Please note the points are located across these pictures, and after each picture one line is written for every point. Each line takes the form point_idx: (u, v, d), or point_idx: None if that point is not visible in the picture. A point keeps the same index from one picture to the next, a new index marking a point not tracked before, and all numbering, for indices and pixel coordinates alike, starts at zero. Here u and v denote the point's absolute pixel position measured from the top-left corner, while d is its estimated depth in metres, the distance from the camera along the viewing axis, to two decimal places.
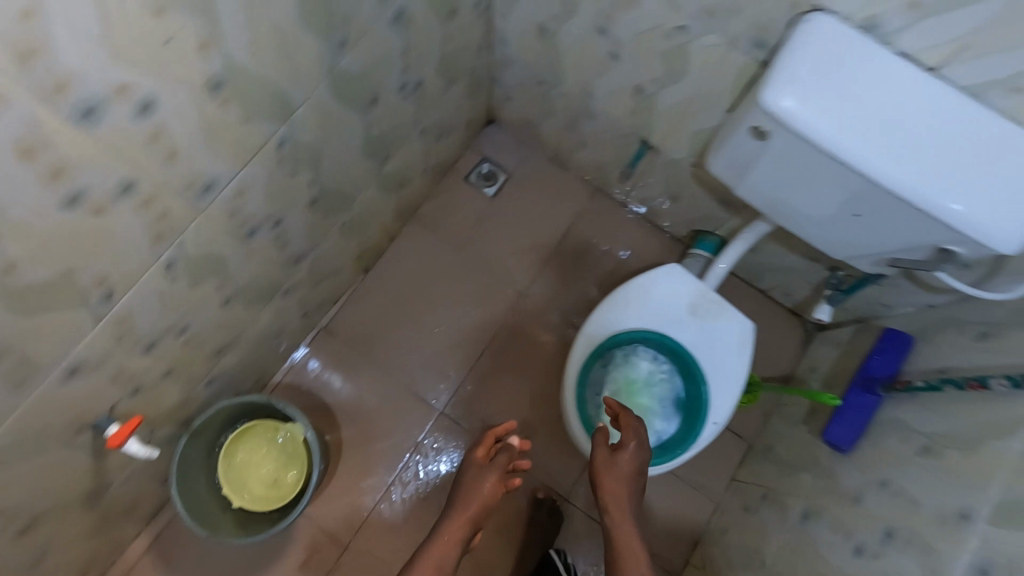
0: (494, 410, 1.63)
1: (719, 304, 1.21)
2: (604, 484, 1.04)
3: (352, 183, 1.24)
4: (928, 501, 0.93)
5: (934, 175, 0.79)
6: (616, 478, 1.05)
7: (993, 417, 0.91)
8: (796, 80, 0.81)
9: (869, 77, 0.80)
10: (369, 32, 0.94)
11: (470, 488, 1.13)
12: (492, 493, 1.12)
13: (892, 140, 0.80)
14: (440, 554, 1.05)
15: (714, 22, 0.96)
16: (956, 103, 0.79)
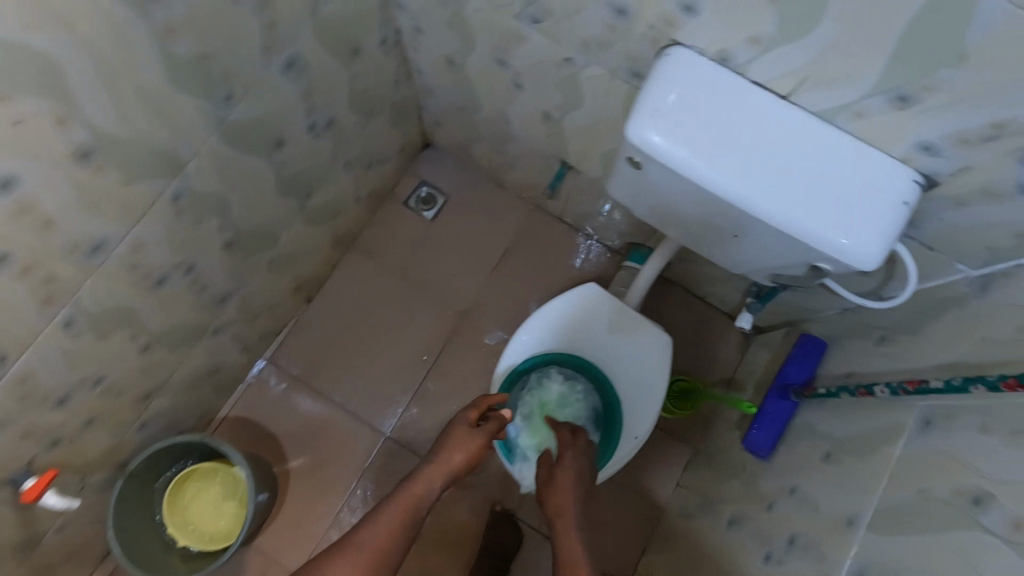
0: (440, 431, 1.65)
1: (636, 320, 1.24)
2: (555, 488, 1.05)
3: (271, 222, 1.26)
4: (825, 507, 0.96)
5: (794, 199, 0.82)
6: (565, 480, 1.06)
7: (882, 422, 0.94)
8: (659, 115, 0.84)
9: (727, 108, 0.84)
10: (258, 83, 0.96)
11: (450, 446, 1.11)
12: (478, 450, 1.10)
13: (753, 167, 0.83)
14: (416, 494, 1.05)
15: (594, 55, 0.99)
16: (810, 128, 0.82)
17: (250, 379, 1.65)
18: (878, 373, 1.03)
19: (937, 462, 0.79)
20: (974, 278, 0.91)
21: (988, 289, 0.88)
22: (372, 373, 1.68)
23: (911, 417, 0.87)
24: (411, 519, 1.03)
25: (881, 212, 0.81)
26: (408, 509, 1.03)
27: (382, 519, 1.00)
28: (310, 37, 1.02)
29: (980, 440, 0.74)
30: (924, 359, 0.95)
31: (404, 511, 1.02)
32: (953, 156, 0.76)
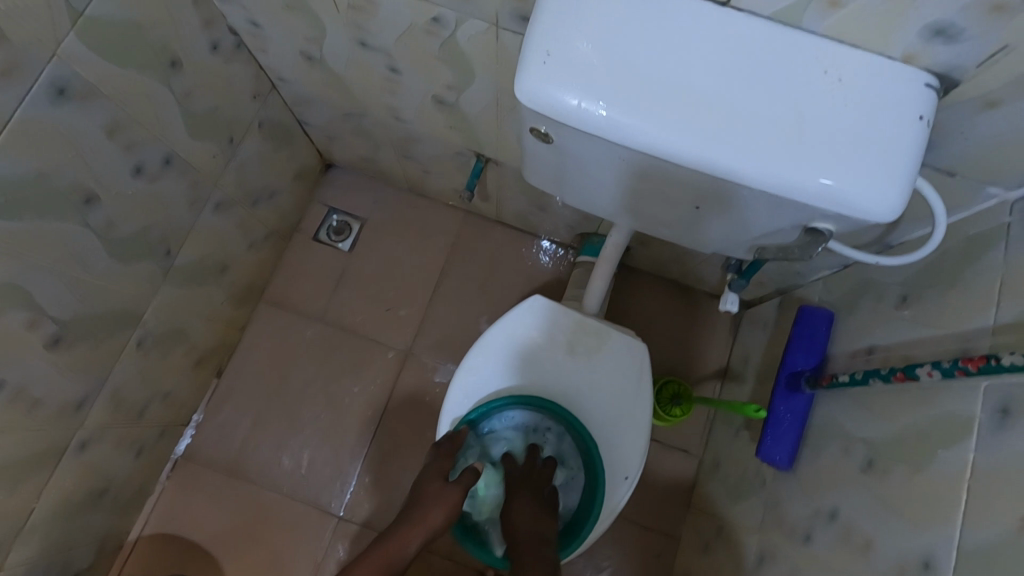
0: (402, 498, 1.37)
1: (599, 332, 0.99)
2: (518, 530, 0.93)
3: (118, 299, 0.99)
4: (883, 539, 0.72)
5: (768, 143, 0.58)
6: (526, 520, 0.94)
7: (932, 414, 0.70)
8: (554, 56, 0.60)
9: (646, 31, 0.59)
10: (13, 123, 0.70)
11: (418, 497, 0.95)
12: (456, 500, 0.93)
13: (698, 106, 0.58)
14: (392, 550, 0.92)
15: (464, 6, 0.74)
16: (765, 41, 0.59)
17: (163, 481, 1.37)
18: (909, 345, 0.80)
19: None
20: (1014, 204, 0.68)
21: None
22: (308, 445, 1.40)
23: (977, 405, 0.64)
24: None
25: (883, 138, 0.58)
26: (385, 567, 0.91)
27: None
28: (84, 49, 0.75)
29: None
30: (963, 319, 0.71)
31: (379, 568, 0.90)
32: (977, 37, 0.53)
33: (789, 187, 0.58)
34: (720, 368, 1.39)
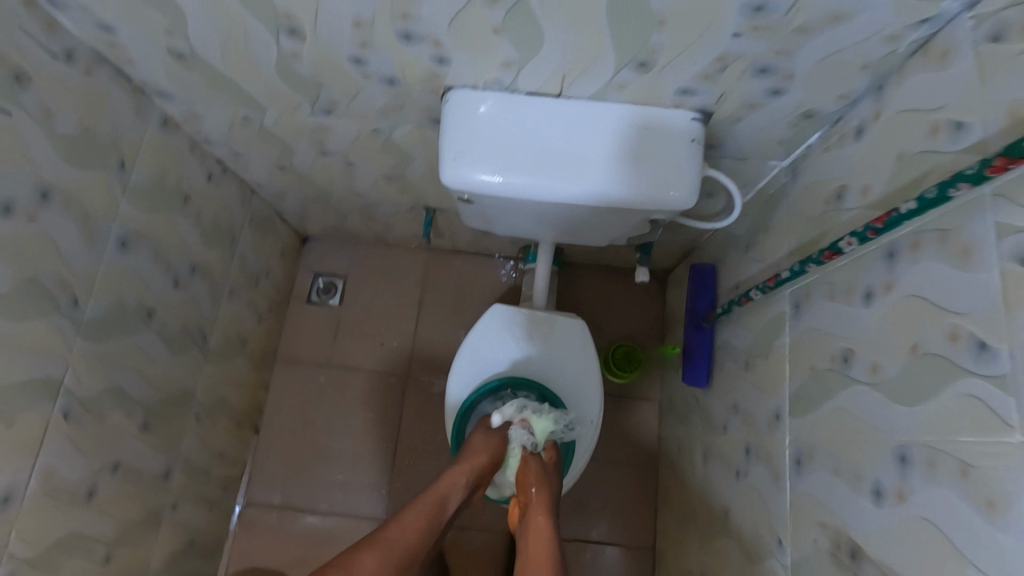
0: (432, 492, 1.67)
1: (549, 319, 1.31)
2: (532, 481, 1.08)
3: (178, 384, 1.27)
4: (758, 410, 1.05)
5: (612, 176, 0.92)
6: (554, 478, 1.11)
7: (769, 319, 1.04)
8: (473, 160, 0.92)
9: (525, 129, 0.92)
10: (99, 275, 0.98)
11: (462, 446, 1.13)
12: (497, 447, 1.11)
13: (567, 168, 0.92)
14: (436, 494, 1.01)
15: (394, 120, 1.06)
16: (599, 114, 0.91)
17: (233, 529, 1.63)
18: (754, 277, 1.14)
19: (814, 338, 0.88)
20: (787, 169, 1.04)
21: (798, 175, 1.00)
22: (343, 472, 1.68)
23: (786, 306, 0.98)
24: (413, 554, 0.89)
25: (685, 157, 0.92)
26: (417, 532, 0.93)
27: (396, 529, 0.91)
28: (130, 210, 1.04)
29: (833, 306, 0.84)
30: (777, 252, 1.05)
31: (421, 515, 0.96)
32: (708, 90, 0.86)
33: (632, 199, 0.93)
34: (658, 326, 1.73)
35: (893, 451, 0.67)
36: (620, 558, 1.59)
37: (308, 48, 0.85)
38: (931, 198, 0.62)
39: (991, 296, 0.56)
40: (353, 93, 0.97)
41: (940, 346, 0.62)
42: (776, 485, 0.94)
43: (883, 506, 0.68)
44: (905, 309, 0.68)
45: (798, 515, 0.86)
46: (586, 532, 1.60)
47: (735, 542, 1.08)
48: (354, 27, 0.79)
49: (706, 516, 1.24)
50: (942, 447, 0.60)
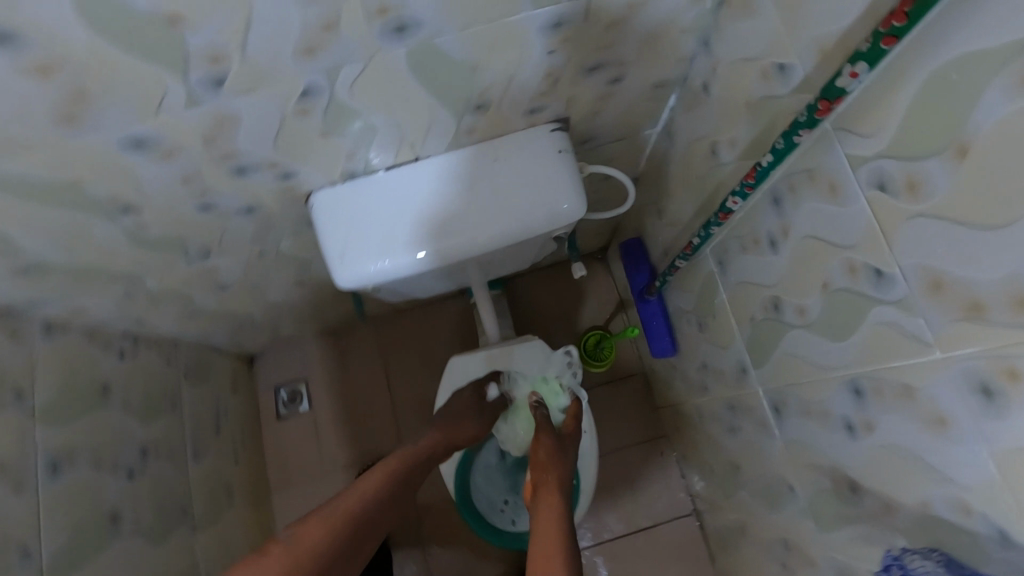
0: None
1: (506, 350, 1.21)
2: (544, 471, 0.92)
3: (175, 566, 1.21)
4: (725, 366, 1.05)
5: (502, 213, 0.88)
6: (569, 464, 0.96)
7: (701, 279, 1.04)
8: (364, 253, 0.88)
9: (401, 201, 0.88)
10: (41, 513, 0.93)
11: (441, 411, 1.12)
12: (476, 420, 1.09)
13: (456, 223, 0.88)
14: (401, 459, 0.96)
15: (273, 237, 1.02)
16: (465, 160, 0.89)
17: None
18: (677, 240, 1.13)
19: (744, 290, 0.89)
20: (663, 133, 1.04)
21: (673, 138, 1.00)
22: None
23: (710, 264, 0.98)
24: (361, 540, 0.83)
25: (563, 169, 0.89)
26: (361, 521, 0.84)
27: (348, 495, 0.85)
28: (48, 433, 0.98)
29: (749, 256, 0.84)
30: (685, 212, 1.05)
31: (387, 477, 0.91)
32: (552, 102, 0.85)
33: (532, 226, 0.89)
34: (616, 303, 1.72)
35: (846, 385, 0.68)
36: (668, 534, 1.59)
37: (148, 216, 0.81)
38: (782, 149, 0.62)
39: (866, 224, 0.57)
40: (219, 232, 0.93)
41: (844, 280, 0.63)
42: (766, 435, 0.94)
43: (858, 437, 0.69)
44: (806, 250, 0.69)
45: (794, 459, 0.86)
46: (627, 523, 1.60)
47: (753, 494, 1.09)
48: (183, 183, 0.76)
49: (722, 474, 1.24)
50: (883, 375, 0.60)
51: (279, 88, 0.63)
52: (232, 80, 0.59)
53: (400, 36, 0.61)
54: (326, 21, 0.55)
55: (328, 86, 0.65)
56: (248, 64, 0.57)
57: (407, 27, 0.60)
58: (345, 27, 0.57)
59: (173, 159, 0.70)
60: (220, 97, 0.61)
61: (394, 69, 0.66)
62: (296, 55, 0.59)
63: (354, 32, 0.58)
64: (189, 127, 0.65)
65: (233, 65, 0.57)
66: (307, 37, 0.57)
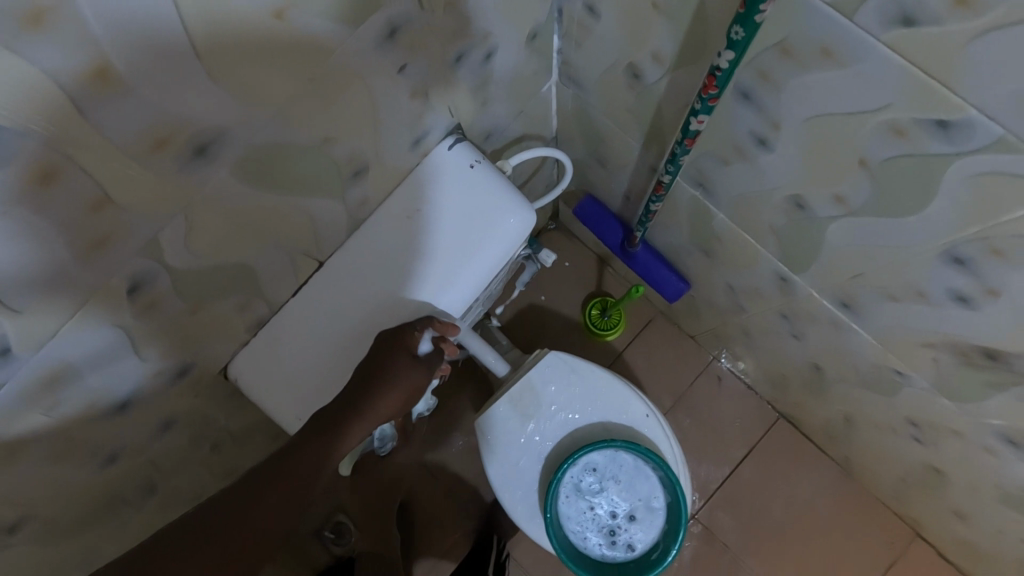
0: None
1: (524, 384, 1.09)
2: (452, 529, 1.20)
3: None
4: (757, 283, 0.92)
5: (456, 261, 0.70)
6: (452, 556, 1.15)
7: (684, 208, 0.90)
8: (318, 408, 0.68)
9: (334, 321, 0.69)
10: None
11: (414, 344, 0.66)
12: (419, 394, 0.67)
13: (412, 307, 0.70)
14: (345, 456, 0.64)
15: (217, 431, 0.82)
16: (375, 237, 0.70)
17: None
18: (634, 182, 0.98)
19: (746, 204, 0.74)
20: (565, 80, 0.87)
21: (579, 83, 0.84)
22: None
23: (690, 190, 0.83)
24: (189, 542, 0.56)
25: (490, 178, 0.72)
26: (223, 494, 0.60)
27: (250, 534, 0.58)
28: None
29: (734, 169, 0.70)
30: (631, 153, 0.90)
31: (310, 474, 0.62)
32: (433, 120, 0.67)
33: (496, 258, 0.72)
34: (597, 262, 1.58)
35: (939, 258, 0.55)
36: (767, 449, 1.49)
37: (50, 516, 0.61)
38: (741, 39, 0.47)
39: (898, 73, 0.43)
40: (156, 468, 0.74)
41: (888, 149, 0.49)
42: (842, 333, 0.82)
43: (979, 306, 0.56)
44: (815, 136, 0.55)
45: (893, 348, 0.74)
46: (726, 463, 1.49)
47: (850, 387, 0.97)
48: (60, 463, 0.56)
49: (800, 378, 1.14)
50: (998, 232, 0.48)
51: (96, 309, 0.44)
52: (20, 340, 0.40)
53: (208, 160, 0.42)
54: (87, 202, 0.37)
55: (158, 267, 0.47)
56: (23, 312, 0.39)
57: (209, 144, 0.41)
58: (122, 193, 0.38)
59: (22, 454, 0.50)
60: (20, 365, 0.42)
61: (229, 199, 0.48)
62: (82, 262, 0.40)
63: (143, 195, 0.40)
64: (9, 415, 0.46)
65: (1, 325, 0.38)
66: (80, 235, 0.38)
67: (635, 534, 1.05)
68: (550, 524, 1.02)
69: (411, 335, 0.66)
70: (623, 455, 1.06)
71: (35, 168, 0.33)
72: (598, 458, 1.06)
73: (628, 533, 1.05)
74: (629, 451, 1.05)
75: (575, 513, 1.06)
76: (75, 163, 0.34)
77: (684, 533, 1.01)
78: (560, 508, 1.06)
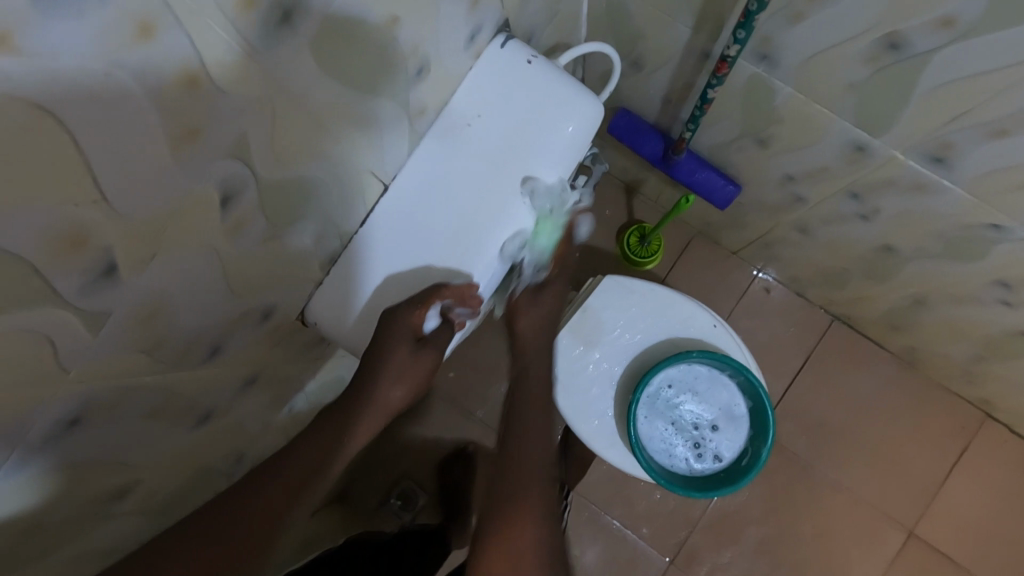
0: (672, 519, 1.43)
1: (585, 311, 1.06)
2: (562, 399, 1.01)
3: None
4: (824, 163, 0.87)
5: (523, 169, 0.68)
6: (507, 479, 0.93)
7: (741, 93, 0.85)
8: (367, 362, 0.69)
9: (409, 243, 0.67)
10: None
11: (411, 330, 0.64)
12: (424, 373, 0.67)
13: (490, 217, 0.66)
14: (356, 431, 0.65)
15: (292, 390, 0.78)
16: (440, 152, 0.67)
17: None
18: (678, 78, 0.93)
19: (822, 65, 0.70)
20: None
21: None
22: (590, 559, 1.43)
23: (750, 66, 0.78)
24: (238, 499, 0.59)
25: (548, 78, 0.69)
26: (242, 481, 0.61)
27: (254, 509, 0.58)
28: None
29: (811, 22, 0.65)
30: (678, 43, 0.85)
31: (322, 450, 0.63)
32: (486, 14, 0.63)
33: (561, 166, 0.70)
34: (624, 192, 1.53)
35: None
36: (825, 353, 1.47)
37: (154, 480, 0.58)
38: None
39: None
40: (240, 427, 0.71)
41: None
42: (928, 195, 0.78)
43: None
44: None
45: (991, 197, 0.71)
46: (785, 373, 1.47)
47: (926, 260, 0.94)
48: (158, 418, 0.52)
49: (863, 267, 1.11)
50: None
51: (191, 223, 0.40)
52: (122, 255, 0.36)
53: (290, 32, 0.37)
54: (183, 72, 0.32)
55: (246, 173, 0.42)
56: (126, 218, 0.34)
57: (292, 12, 0.37)
58: (217, 66, 0.34)
59: (132, 401, 0.47)
60: (126, 289, 0.38)
61: (307, 90, 0.43)
62: (180, 156, 0.35)
63: (232, 71, 0.35)
64: (116, 355, 0.42)
65: (108, 234, 0.34)
66: (175, 118, 0.33)
67: (721, 444, 1.03)
68: (636, 444, 1.00)
69: (415, 315, 0.63)
70: (698, 366, 1.04)
71: (136, 15, 0.28)
72: (672, 374, 1.04)
73: (714, 443, 1.03)
74: (701, 362, 1.03)
75: (657, 432, 1.04)
76: (173, 16, 0.30)
77: (772, 432, 0.99)
78: (641, 428, 1.04)
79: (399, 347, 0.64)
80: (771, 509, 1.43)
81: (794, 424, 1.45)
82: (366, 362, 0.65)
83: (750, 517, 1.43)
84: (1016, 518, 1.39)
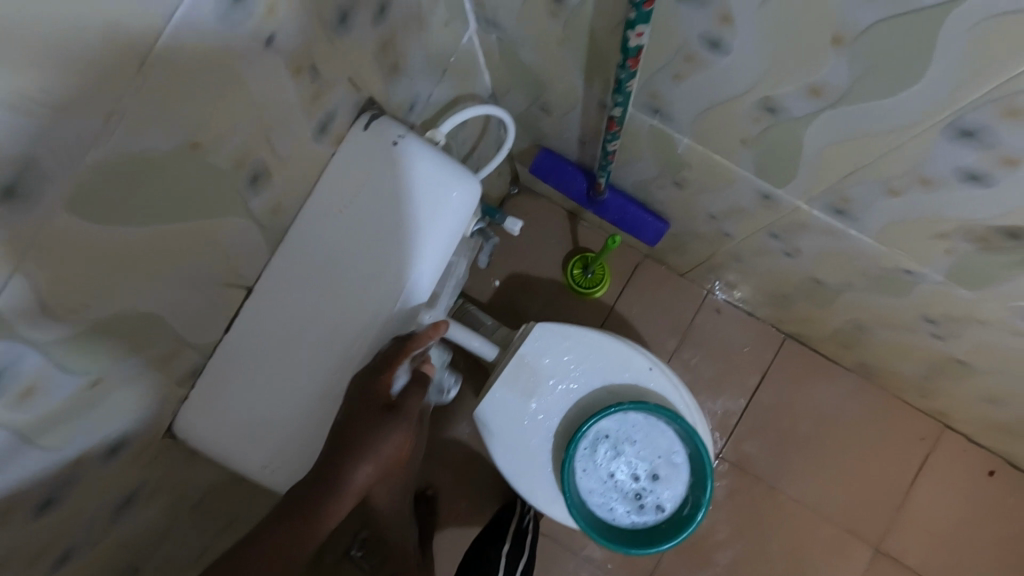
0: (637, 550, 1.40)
1: (515, 363, 1.02)
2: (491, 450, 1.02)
3: None
4: (740, 205, 0.84)
5: (401, 246, 0.63)
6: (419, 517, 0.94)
7: (646, 140, 0.81)
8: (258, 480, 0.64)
9: (277, 350, 0.62)
10: None
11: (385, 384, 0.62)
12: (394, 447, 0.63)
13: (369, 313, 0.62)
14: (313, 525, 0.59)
15: (190, 490, 0.74)
16: (305, 243, 0.62)
17: None
18: (586, 123, 0.89)
19: (711, 120, 0.66)
20: (484, 25, 0.78)
21: (505, 25, 0.74)
22: None
23: (645, 117, 0.74)
24: None
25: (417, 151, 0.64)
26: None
27: None
28: None
29: (689, 81, 0.61)
30: (577, 92, 0.81)
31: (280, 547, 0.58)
32: (337, 100, 0.58)
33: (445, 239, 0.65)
34: (568, 220, 1.49)
35: (945, 134, 0.48)
36: (780, 371, 1.44)
37: None
38: None
39: None
40: (127, 544, 0.66)
41: (870, 15, 0.41)
42: (841, 240, 0.74)
43: (994, 181, 0.49)
44: (777, 20, 0.46)
45: (899, 247, 0.67)
46: (742, 393, 1.44)
47: (855, 293, 0.91)
48: None
49: (801, 294, 1.07)
50: (1016, 87, 0.40)
51: None
52: None
53: (22, 205, 0.33)
54: None
55: (19, 345, 0.38)
56: None
57: (13, 186, 0.33)
58: None
59: None
60: None
61: (81, 242, 0.39)
62: None
63: None
64: None
65: None
66: None
67: (662, 495, 1.00)
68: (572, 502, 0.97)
69: (386, 378, 0.62)
70: (636, 415, 1.00)
71: None
72: (612, 424, 1.00)
73: (655, 494, 1.00)
74: (636, 411, 0.99)
75: (596, 485, 1.00)
76: None
77: (712, 482, 0.96)
78: (580, 481, 1.01)
79: (370, 409, 0.62)
80: (738, 532, 1.40)
81: (755, 445, 1.42)
82: (333, 435, 0.61)
83: (718, 542, 1.40)
84: (983, 526, 1.37)
